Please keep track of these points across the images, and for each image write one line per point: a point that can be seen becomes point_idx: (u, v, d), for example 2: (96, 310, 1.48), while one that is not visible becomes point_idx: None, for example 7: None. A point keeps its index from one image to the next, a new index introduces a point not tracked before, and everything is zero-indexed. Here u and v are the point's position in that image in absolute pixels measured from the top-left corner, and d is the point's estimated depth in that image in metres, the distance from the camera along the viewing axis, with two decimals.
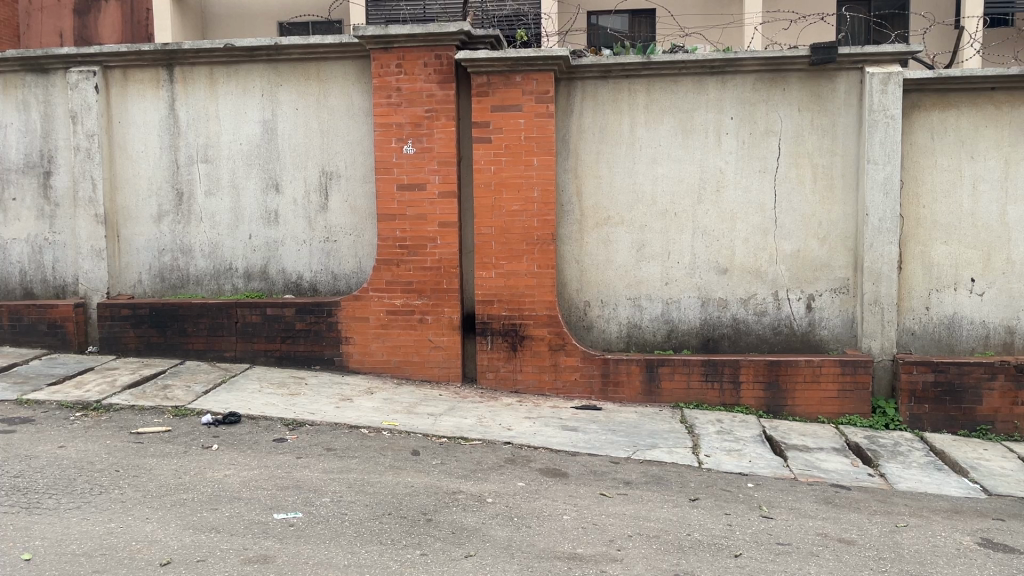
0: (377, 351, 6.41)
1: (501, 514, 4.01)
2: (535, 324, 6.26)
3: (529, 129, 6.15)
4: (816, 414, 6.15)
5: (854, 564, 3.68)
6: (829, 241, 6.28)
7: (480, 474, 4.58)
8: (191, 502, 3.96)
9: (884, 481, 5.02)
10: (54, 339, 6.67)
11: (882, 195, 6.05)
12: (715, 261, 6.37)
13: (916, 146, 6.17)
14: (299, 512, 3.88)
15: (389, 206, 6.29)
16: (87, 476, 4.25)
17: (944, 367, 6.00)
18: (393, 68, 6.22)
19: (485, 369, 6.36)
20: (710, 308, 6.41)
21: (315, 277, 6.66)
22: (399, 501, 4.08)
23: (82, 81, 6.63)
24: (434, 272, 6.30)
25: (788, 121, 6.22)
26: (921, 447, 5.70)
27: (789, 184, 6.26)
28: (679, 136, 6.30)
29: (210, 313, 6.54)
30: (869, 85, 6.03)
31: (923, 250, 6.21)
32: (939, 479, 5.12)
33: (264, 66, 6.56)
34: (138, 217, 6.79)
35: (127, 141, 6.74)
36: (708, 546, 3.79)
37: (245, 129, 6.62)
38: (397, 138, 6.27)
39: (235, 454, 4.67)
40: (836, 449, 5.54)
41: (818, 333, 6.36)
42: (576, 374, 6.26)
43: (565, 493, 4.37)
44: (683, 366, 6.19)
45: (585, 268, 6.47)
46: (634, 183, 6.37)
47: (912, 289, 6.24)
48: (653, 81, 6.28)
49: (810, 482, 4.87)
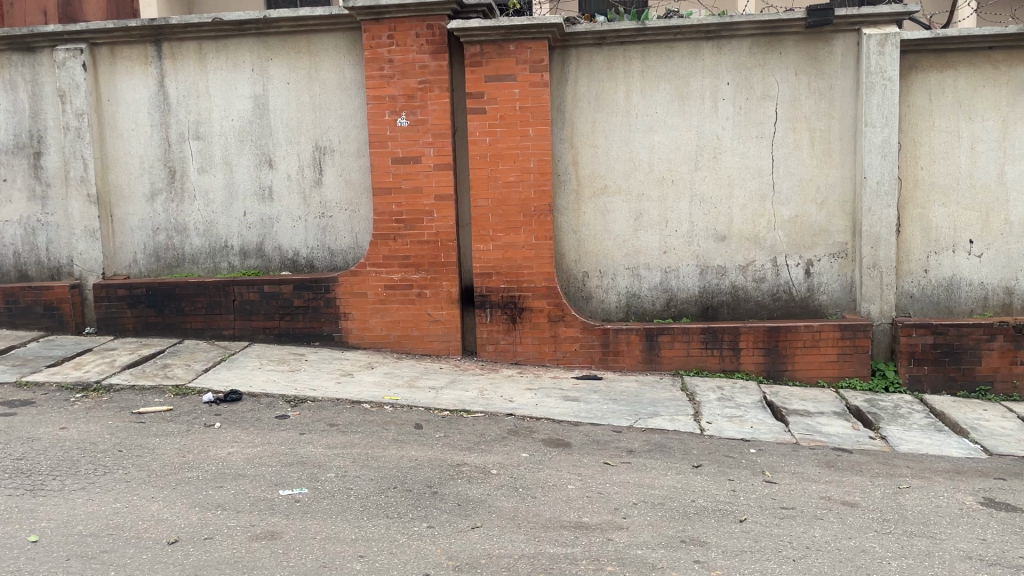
0: (376, 326, 6.39)
1: (507, 485, 4.02)
2: (534, 296, 6.25)
3: (523, 99, 6.08)
4: (817, 378, 6.17)
5: (859, 526, 3.71)
6: (827, 206, 6.26)
7: (484, 446, 4.58)
8: (196, 480, 3.96)
9: (885, 443, 5.04)
10: (51, 321, 6.63)
11: (880, 157, 6.03)
12: (713, 229, 6.34)
13: (915, 108, 6.13)
14: (306, 487, 3.88)
15: (384, 180, 6.25)
16: (91, 457, 4.24)
17: (943, 329, 6.02)
18: (384, 39, 6.13)
19: (484, 342, 6.35)
20: (709, 276, 6.40)
21: (312, 253, 6.63)
22: (404, 475, 4.09)
23: (69, 59, 6.53)
24: (431, 245, 6.27)
25: (784, 85, 6.16)
26: (921, 409, 5.73)
27: (787, 149, 6.22)
28: (676, 103, 6.24)
29: (207, 291, 6.50)
30: (866, 47, 5.98)
31: (922, 212, 6.20)
32: (940, 440, 5.14)
33: (254, 40, 6.47)
34: (131, 197, 6.73)
35: (117, 119, 6.66)
36: (713, 512, 3.81)
37: (237, 104, 6.54)
38: (390, 111, 6.19)
39: (237, 431, 4.67)
40: (836, 413, 5.56)
41: (817, 299, 6.36)
42: (576, 344, 6.26)
43: (569, 463, 4.38)
44: (683, 335, 6.19)
45: (583, 238, 6.44)
46: (631, 151, 6.32)
47: (911, 252, 6.23)
48: (649, 47, 6.21)
49: (812, 446, 4.89)
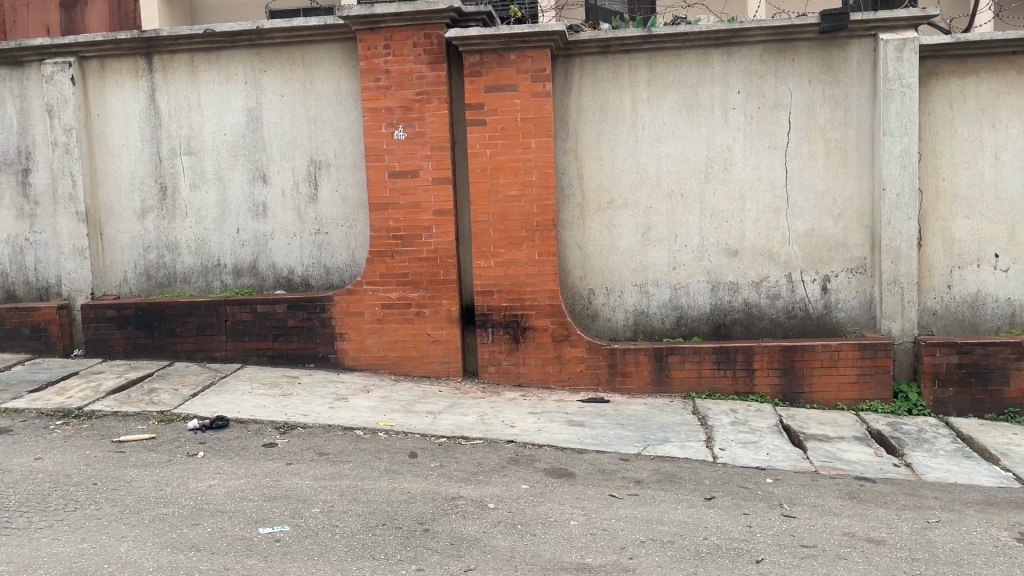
0: (373, 347, 6.14)
1: (504, 521, 3.73)
2: (537, 315, 5.98)
3: (525, 110, 5.84)
4: (835, 401, 5.86)
5: (887, 567, 3.41)
6: (844, 219, 5.97)
7: (481, 477, 4.30)
8: (171, 517, 3.69)
9: (911, 472, 4.73)
10: (38, 343, 6.41)
11: (899, 168, 5.75)
12: (725, 244, 6.06)
13: (935, 116, 5.85)
14: (288, 525, 3.61)
15: (381, 195, 6.01)
16: (62, 491, 3.99)
17: (968, 348, 5.70)
18: (380, 50, 5.91)
19: (486, 363, 6.08)
20: (720, 293, 6.11)
21: (307, 271, 6.39)
22: (395, 510, 3.81)
23: (57, 73, 6.34)
24: (430, 262, 6.02)
25: (798, 94, 5.90)
26: (947, 433, 5.41)
27: (800, 160, 5.95)
28: (684, 113, 5.99)
29: (198, 312, 6.26)
30: (884, 53, 5.71)
31: (944, 225, 5.90)
32: (969, 468, 4.83)
33: (247, 52, 6.26)
34: (121, 214, 6.52)
35: (107, 135, 6.46)
36: (727, 551, 3.51)
37: (230, 118, 6.33)
38: (387, 123, 5.96)
39: (221, 462, 4.41)
40: (858, 438, 5.25)
41: (834, 316, 6.06)
42: (582, 365, 5.98)
43: (571, 495, 4.09)
44: (694, 355, 5.90)
45: (589, 254, 6.17)
46: (638, 164, 6.06)
47: (933, 267, 5.93)
48: (655, 56, 5.96)
49: (833, 475, 4.58)
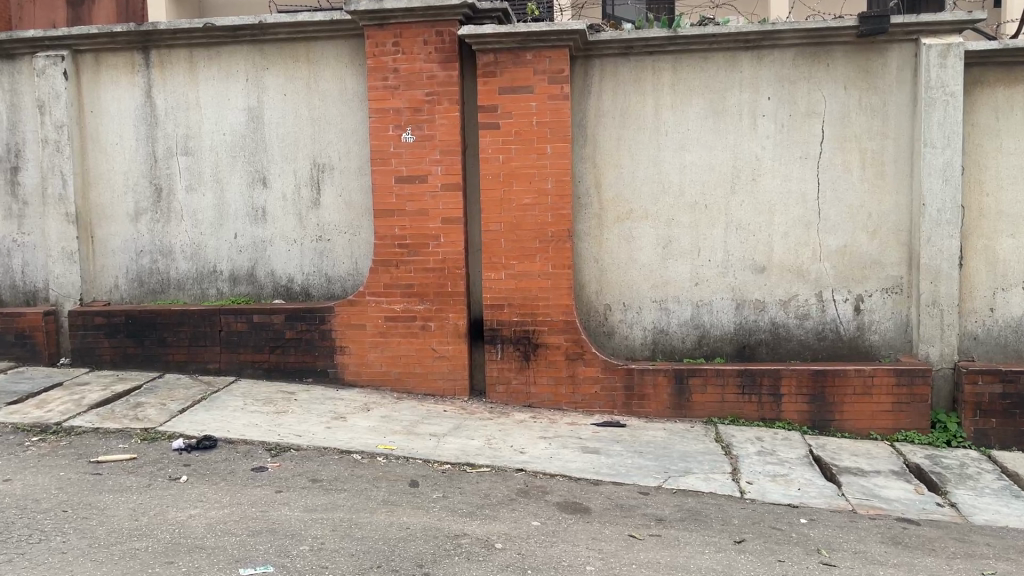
0: (375, 362, 5.78)
1: (512, 565, 3.35)
2: (550, 332, 5.60)
3: (541, 114, 5.49)
4: (868, 430, 5.47)
5: None
6: (880, 236, 5.59)
7: (488, 511, 3.93)
8: (143, 553, 3.33)
9: (956, 512, 4.33)
10: (23, 350, 6.08)
11: (941, 182, 5.36)
12: (751, 260, 5.69)
13: (979, 127, 5.47)
14: (272, 565, 3.25)
15: (387, 201, 5.66)
16: (28, 519, 3.63)
17: (1013, 376, 5.30)
18: (389, 47, 5.57)
19: (494, 381, 5.72)
20: (746, 311, 5.73)
21: (308, 280, 6.05)
22: (392, 550, 3.44)
23: (49, 67, 6.02)
24: (437, 273, 5.66)
25: (832, 101, 5.53)
26: (991, 469, 5.01)
27: (834, 172, 5.57)
28: (710, 119, 5.62)
29: (191, 321, 5.92)
30: (926, 59, 5.33)
31: (988, 243, 5.52)
32: (1020, 509, 4.42)
33: (249, 48, 5.94)
34: (113, 216, 6.19)
35: (100, 133, 6.14)
36: None
37: (229, 117, 6.00)
38: (394, 125, 5.62)
39: (205, 488, 4.05)
40: (895, 473, 4.86)
41: (867, 339, 5.67)
42: (596, 386, 5.61)
43: (586, 535, 3.71)
44: (717, 377, 5.52)
45: (606, 267, 5.80)
46: (661, 173, 5.70)
47: (974, 288, 5.54)
48: (680, 58, 5.60)
49: (872, 516, 4.19)
